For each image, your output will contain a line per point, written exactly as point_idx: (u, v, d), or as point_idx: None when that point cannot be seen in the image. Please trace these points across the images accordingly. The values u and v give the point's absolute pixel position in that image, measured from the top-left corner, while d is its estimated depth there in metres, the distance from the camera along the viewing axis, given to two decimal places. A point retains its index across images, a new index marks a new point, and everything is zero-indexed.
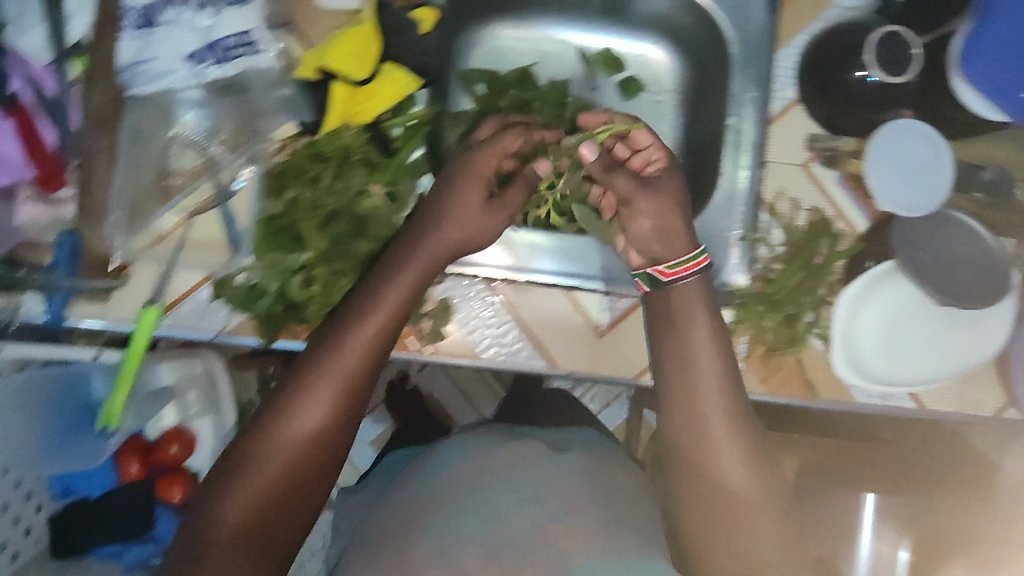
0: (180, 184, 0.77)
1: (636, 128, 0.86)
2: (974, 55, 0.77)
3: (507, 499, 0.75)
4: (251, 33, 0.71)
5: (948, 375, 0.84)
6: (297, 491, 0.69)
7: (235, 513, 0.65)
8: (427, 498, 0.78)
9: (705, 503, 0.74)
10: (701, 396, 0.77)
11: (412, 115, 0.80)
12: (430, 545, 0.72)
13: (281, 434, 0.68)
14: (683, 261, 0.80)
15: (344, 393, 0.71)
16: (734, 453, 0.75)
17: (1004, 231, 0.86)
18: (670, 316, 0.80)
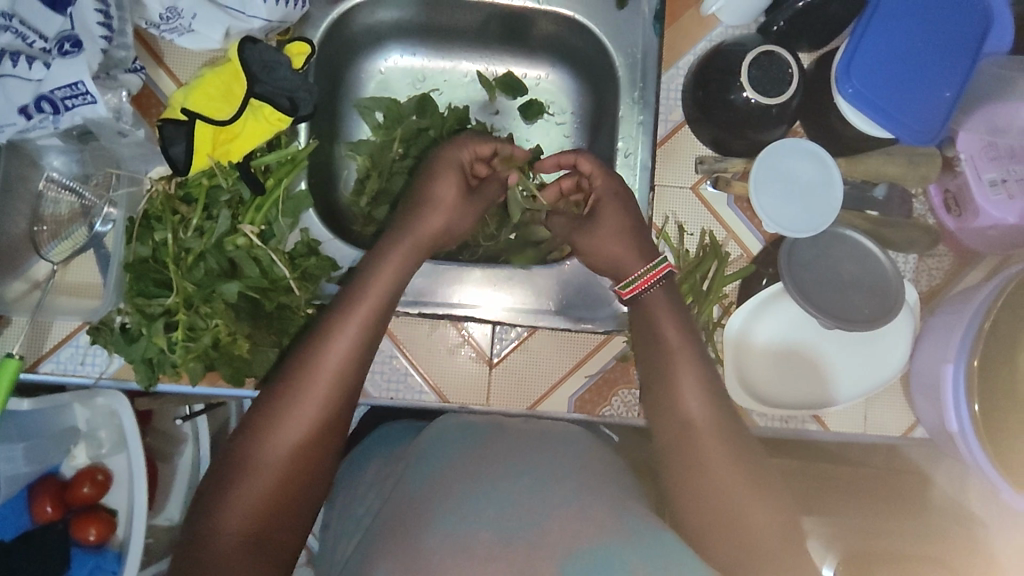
0: (54, 230, 0.78)
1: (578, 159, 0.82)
2: (851, 73, 0.77)
3: (520, 483, 0.60)
4: (81, 84, 0.63)
5: (846, 398, 0.83)
6: (296, 495, 0.63)
7: (235, 519, 0.60)
8: (420, 491, 0.63)
9: (707, 477, 0.65)
10: (683, 399, 0.70)
11: (286, 151, 0.80)
12: (439, 534, 0.56)
13: (271, 438, 0.63)
14: (643, 272, 0.77)
15: (341, 383, 0.67)
16: (723, 449, 0.66)
17: (897, 248, 0.84)
18: (646, 324, 0.76)
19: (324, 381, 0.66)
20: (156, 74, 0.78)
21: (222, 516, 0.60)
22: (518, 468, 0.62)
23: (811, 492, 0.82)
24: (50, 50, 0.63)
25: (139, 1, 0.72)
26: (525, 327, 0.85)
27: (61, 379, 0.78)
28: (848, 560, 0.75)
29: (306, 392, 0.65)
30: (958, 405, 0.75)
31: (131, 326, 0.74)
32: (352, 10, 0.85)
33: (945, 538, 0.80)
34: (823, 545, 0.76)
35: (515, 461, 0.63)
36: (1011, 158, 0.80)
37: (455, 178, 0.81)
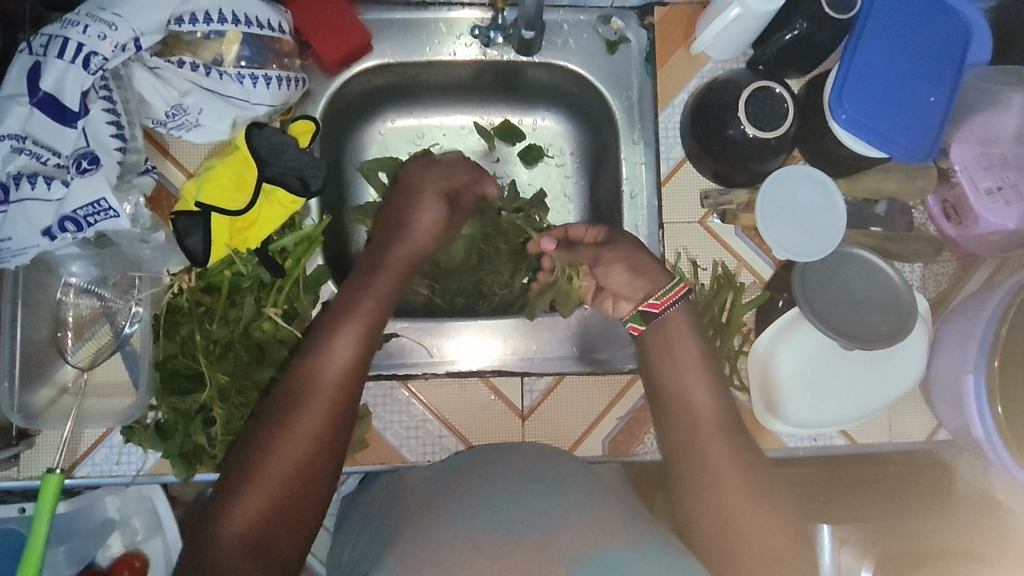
0: (80, 332, 0.78)
1: (570, 226, 0.85)
2: (844, 98, 0.79)
3: (531, 493, 0.62)
4: (103, 201, 0.64)
5: (869, 410, 0.85)
6: (304, 495, 0.60)
7: (241, 521, 0.57)
8: (436, 503, 0.65)
9: (702, 489, 0.66)
10: (694, 407, 0.73)
11: (302, 230, 0.79)
12: (451, 530, 0.59)
13: (278, 439, 0.60)
14: (666, 289, 0.79)
15: (344, 389, 0.64)
16: (729, 456, 0.68)
17: (903, 260, 0.87)
18: (669, 345, 0.77)
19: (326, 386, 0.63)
20: (166, 168, 0.79)
21: (224, 521, 0.56)
22: (528, 479, 0.65)
23: (837, 493, 0.85)
24: (66, 166, 0.66)
25: (145, 102, 0.73)
26: (552, 376, 0.86)
27: (98, 481, 0.79)
28: (883, 563, 0.79)
29: (309, 398, 0.63)
30: (982, 413, 0.78)
31: (165, 423, 0.74)
32: (351, 80, 0.86)
33: (961, 531, 0.82)
34: (857, 550, 0.81)
35: (524, 473, 0.66)
36: (1004, 165, 0.82)
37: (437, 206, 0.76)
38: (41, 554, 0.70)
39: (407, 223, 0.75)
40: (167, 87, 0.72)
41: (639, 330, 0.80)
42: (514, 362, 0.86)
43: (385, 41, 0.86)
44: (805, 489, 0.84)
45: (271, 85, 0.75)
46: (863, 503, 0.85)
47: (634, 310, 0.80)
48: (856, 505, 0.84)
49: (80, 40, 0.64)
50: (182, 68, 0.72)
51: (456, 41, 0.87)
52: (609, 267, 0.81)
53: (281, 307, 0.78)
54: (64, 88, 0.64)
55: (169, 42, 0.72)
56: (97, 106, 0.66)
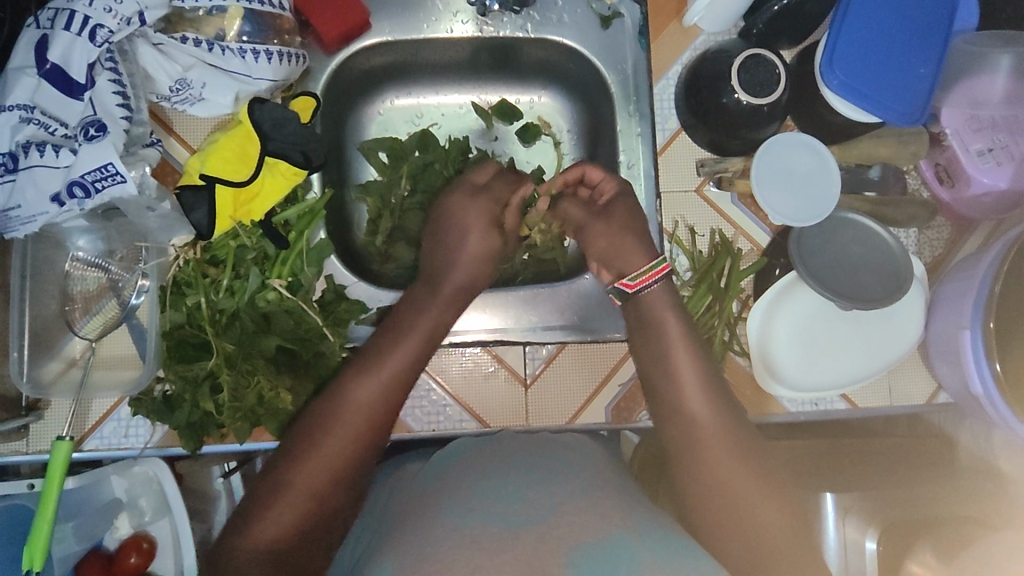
0: (88, 306, 0.80)
1: (587, 166, 0.85)
2: (835, 63, 0.81)
3: (526, 485, 0.64)
4: (110, 165, 0.66)
5: (867, 373, 0.86)
6: (328, 512, 0.64)
7: (267, 534, 0.62)
8: (437, 492, 0.67)
9: (692, 467, 0.68)
10: (681, 384, 0.74)
11: (304, 203, 0.81)
12: (449, 521, 0.60)
13: (309, 461, 0.65)
14: (642, 270, 0.81)
15: (372, 421, 0.69)
16: (728, 445, 0.69)
17: (899, 224, 0.88)
18: (646, 318, 0.79)
19: (354, 417, 0.68)
20: (170, 144, 0.80)
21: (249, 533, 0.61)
22: (526, 469, 0.68)
23: (837, 468, 0.86)
24: (74, 136, 0.67)
25: (150, 77, 0.74)
26: (553, 345, 0.87)
27: (105, 454, 0.79)
28: (887, 532, 0.77)
29: (336, 427, 0.67)
30: (979, 366, 0.79)
31: (173, 393, 0.75)
32: (351, 58, 0.88)
33: (963, 498, 0.83)
34: (863, 519, 0.79)
35: (521, 464, 0.68)
36: (994, 128, 0.84)
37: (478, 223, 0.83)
38: (51, 523, 0.71)
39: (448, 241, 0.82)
40: (171, 62, 0.74)
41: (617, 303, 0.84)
42: (516, 331, 0.87)
43: (384, 19, 0.88)
44: (806, 464, 0.86)
45: (272, 61, 0.76)
46: (866, 475, 0.84)
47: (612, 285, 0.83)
48: (857, 476, 0.84)
49: (86, 13, 0.65)
50: (185, 43, 0.73)
51: (452, 19, 0.89)
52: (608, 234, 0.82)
53: (289, 279, 0.80)
54: (70, 60, 0.66)
55: (172, 19, 0.73)
56: (103, 78, 0.68)
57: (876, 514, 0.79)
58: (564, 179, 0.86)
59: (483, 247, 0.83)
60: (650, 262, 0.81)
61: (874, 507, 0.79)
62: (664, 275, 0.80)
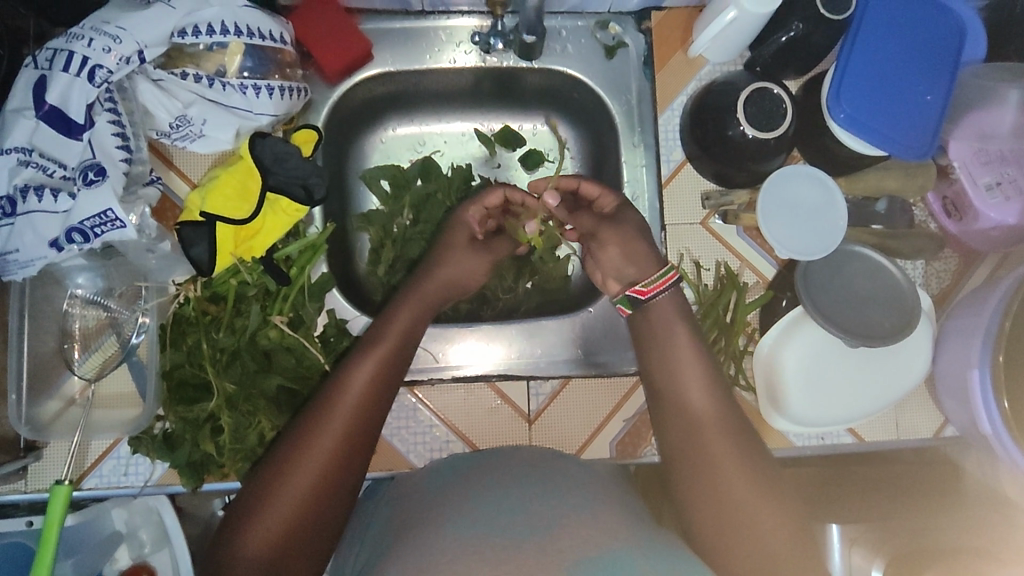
0: (88, 343, 0.79)
1: (584, 180, 0.83)
2: (842, 97, 0.80)
3: (528, 498, 0.64)
4: (109, 211, 0.65)
5: (874, 408, 0.85)
6: (318, 515, 0.62)
7: (256, 543, 0.59)
8: (438, 505, 0.67)
9: (694, 478, 0.67)
10: (687, 407, 0.72)
11: (307, 238, 0.80)
12: (449, 535, 0.61)
13: (297, 464, 0.62)
14: (655, 277, 0.78)
15: (361, 419, 0.66)
16: (738, 463, 0.67)
17: (905, 257, 0.88)
18: (655, 337, 0.77)
19: (345, 414, 0.65)
20: (170, 179, 0.79)
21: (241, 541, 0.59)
22: (528, 482, 0.68)
23: (846, 495, 0.84)
24: (72, 178, 0.66)
25: (150, 113, 0.73)
26: (557, 379, 0.86)
27: (105, 492, 0.79)
28: (895, 560, 0.76)
29: (328, 425, 0.65)
30: (988, 404, 0.78)
31: (172, 433, 0.74)
32: (353, 89, 0.88)
33: (966, 532, 0.80)
34: (868, 550, 0.78)
35: (523, 478, 0.68)
36: (1002, 161, 0.83)
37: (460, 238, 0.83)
38: (50, 566, 0.70)
39: (440, 255, 0.82)
40: (171, 98, 0.73)
41: (626, 313, 0.81)
42: (520, 366, 0.86)
43: (386, 50, 0.87)
44: (810, 490, 0.84)
45: (274, 95, 0.76)
46: (877, 506, 0.83)
47: (623, 293, 0.81)
48: (863, 506, 0.82)
49: (84, 53, 0.65)
50: (186, 79, 0.72)
51: (455, 49, 0.88)
52: (612, 268, 0.81)
53: (291, 315, 0.79)
54: (68, 101, 0.65)
55: (172, 55, 0.73)
56: (103, 118, 0.67)
57: (884, 545, 0.78)
58: (559, 183, 0.83)
59: (481, 269, 0.83)
60: (661, 270, 0.79)
61: (883, 539, 0.78)
62: (676, 283, 0.78)
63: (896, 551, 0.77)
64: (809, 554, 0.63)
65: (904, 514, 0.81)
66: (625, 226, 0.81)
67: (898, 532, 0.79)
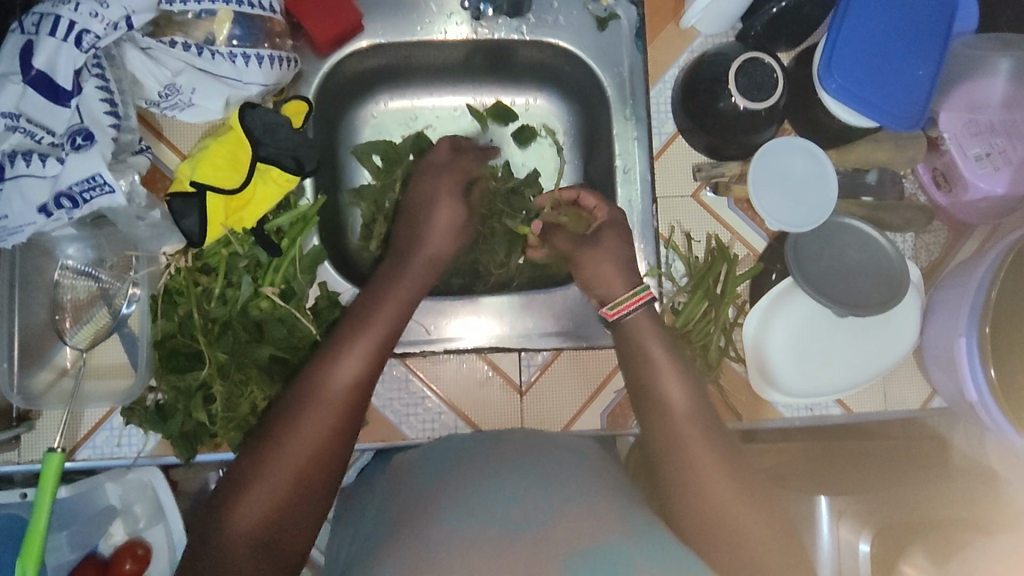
0: (80, 314, 0.78)
1: (581, 190, 0.88)
2: (833, 66, 0.80)
3: (522, 485, 0.65)
4: (98, 176, 0.65)
5: (863, 380, 0.86)
6: (312, 489, 0.64)
7: (249, 516, 0.61)
8: (428, 498, 0.67)
9: (679, 470, 0.68)
10: (668, 395, 0.74)
11: (297, 210, 0.80)
12: (445, 527, 0.61)
13: (289, 440, 0.64)
14: (622, 298, 0.80)
15: (353, 396, 0.68)
16: (711, 454, 0.69)
17: (895, 230, 0.88)
18: (630, 348, 0.79)
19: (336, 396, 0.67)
20: (160, 150, 0.79)
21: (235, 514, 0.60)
22: (523, 471, 0.68)
23: (837, 470, 0.84)
24: (61, 144, 0.66)
25: (138, 82, 0.73)
26: (548, 352, 0.86)
27: (98, 463, 0.78)
28: (881, 534, 0.76)
29: (319, 406, 0.66)
30: (974, 372, 0.78)
31: (165, 402, 0.74)
32: (344, 61, 0.87)
33: (952, 501, 0.81)
34: (856, 522, 0.77)
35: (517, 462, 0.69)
36: (992, 132, 0.83)
37: (445, 219, 0.83)
38: (43, 536, 0.70)
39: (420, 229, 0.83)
40: (159, 67, 0.72)
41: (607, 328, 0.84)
42: (511, 339, 0.86)
43: (377, 21, 0.86)
44: (799, 467, 0.84)
45: (263, 65, 0.75)
46: (865, 479, 0.82)
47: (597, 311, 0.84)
48: (851, 478, 0.82)
49: (71, 17, 0.64)
50: (174, 48, 0.72)
51: (446, 21, 0.88)
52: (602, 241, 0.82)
53: (280, 287, 0.79)
54: (56, 66, 0.64)
55: (160, 23, 0.72)
56: (90, 84, 0.67)
57: (870, 519, 0.77)
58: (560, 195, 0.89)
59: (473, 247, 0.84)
60: (631, 289, 0.81)
61: (867, 510, 0.78)
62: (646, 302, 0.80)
63: (878, 525, 0.76)
64: (790, 542, 0.65)
65: (896, 488, 0.81)
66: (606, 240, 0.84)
67: (885, 507, 0.78)
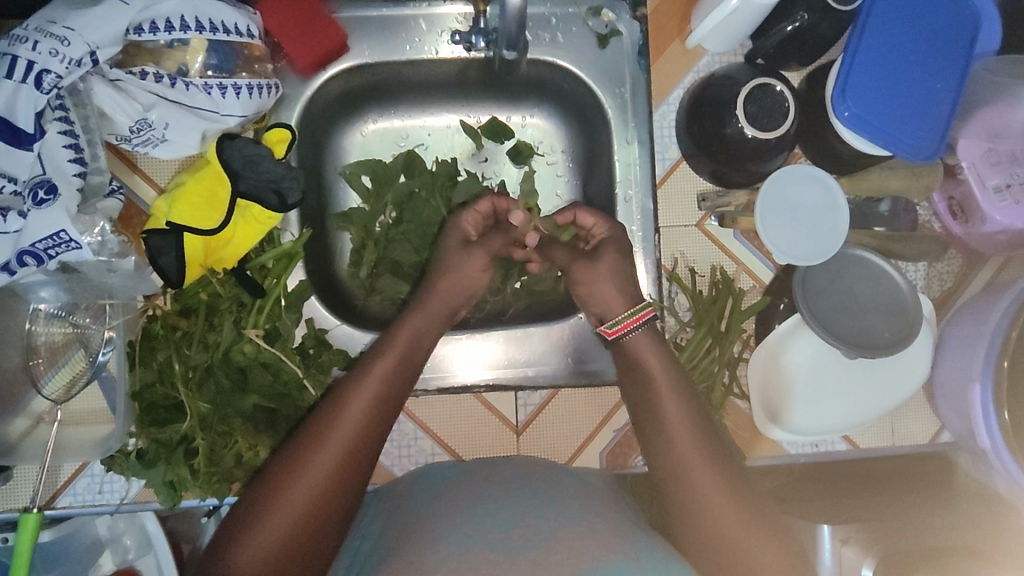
0: (53, 360, 0.74)
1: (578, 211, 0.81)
2: (847, 93, 0.76)
3: (523, 520, 0.63)
4: (62, 233, 0.62)
5: (870, 418, 0.83)
6: (316, 530, 0.62)
7: (251, 556, 0.59)
8: (422, 533, 0.65)
9: (679, 490, 0.67)
10: (671, 417, 0.70)
11: (282, 247, 0.77)
12: (442, 555, 0.60)
13: (296, 479, 0.62)
14: (621, 319, 0.77)
15: (363, 433, 0.66)
16: (717, 482, 0.66)
17: (907, 260, 0.84)
18: (626, 360, 0.76)
19: (348, 430, 0.65)
20: (134, 183, 0.75)
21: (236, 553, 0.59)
22: (524, 494, 0.68)
23: (838, 492, 0.80)
24: (22, 194, 0.62)
25: (107, 116, 0.68)
26: (546, 390, 0.83)
27: (79, 512, 0.76)
28: (887, 560, 0.70)
29: (329, 441, 0.64)
30: (988, 419, 0.76)
31: (146, 451, 0.71)
32: (328, 82, 0.82)
33: (955, 528, 0.76)
34: (861, 548, 0.72)
35: (515, 497, 0.67)
36: (1013, 161, 0.79)
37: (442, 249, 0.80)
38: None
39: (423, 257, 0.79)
40: (130, 101, 0.67)
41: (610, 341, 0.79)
42: (505, 376, 0.83)
43: (363, 40, 0.82)
44: (804, 493, 0.80)
45: (241, 95, 0.71)
46: (870, 502, 0.78)
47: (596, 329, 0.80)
48: (852, 502, 0.78)
49: (30, 57, 0.59)
50: (145, 79, 0.67)
51: (438, 38, 0.83)
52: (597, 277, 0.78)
53: (265, 327, 0.75)
54: (16, 110, 0.60)
55: (130, 51, 0.68)
56: (53, 128, 0.63)
57: (875, 541, 0.72)
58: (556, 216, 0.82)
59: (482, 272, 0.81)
60: (631, 309, 0.77)
61: (870, 532, 0.73)
62: (648, 322, 0.76)
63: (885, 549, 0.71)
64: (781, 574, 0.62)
65: (903, 513, 0.76)
66: (603, 261, 0.79)
67: (890, 528, 0.73)
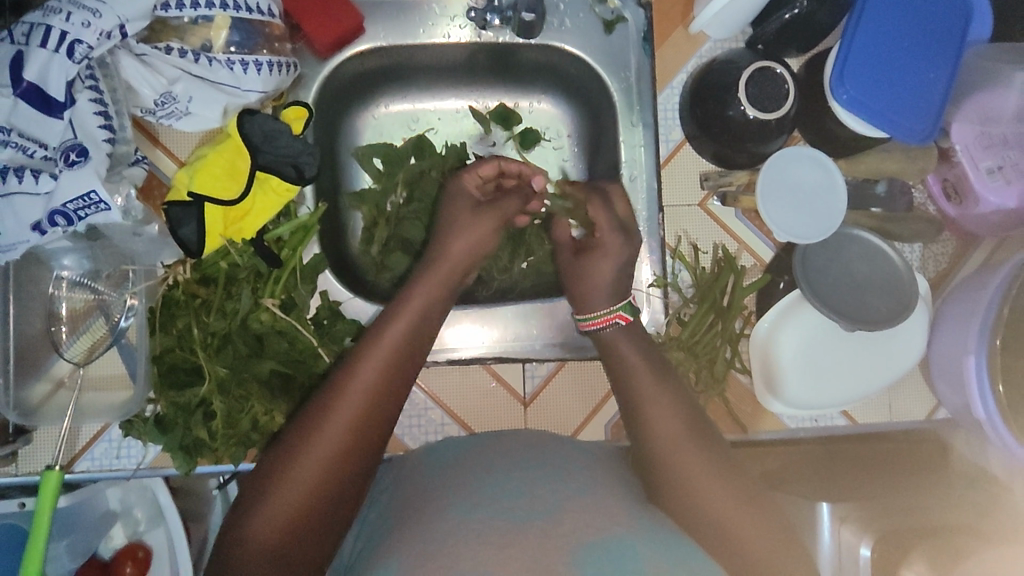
0: (75, 326, 0.77)
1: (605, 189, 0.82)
2: (846, 77, 0.78)
3: (530, 480, 0.65)
4: (93, 193, 0.64)
5: (867, 393, 0.86)
6: (333, 498, 0.58)
7: (264, 524, 0.56)
8: (433, 497, 0.66)
9: (674, 475, 0.65)
10: (654, 406, 0.70)
11: (298, 220, 0.79)
12: (452, 519, 0.60)
13: (309, 442, 0.59)
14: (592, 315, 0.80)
15: (378, 395, 0.62)
16: (708, 464, 0.65)
17: (903, 240, 0.87)
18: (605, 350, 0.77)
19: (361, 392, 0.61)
20: (155, 157, 0.77)
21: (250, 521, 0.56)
22: (530, 460, 0.69)
23: (833, 475, 0.82)
24: (54, 158, 0.64)
25: (133, 90, 0.71)
26: (553, 362, 0.86)
27: (97, 476, 0.77)
28: (883, 541, 0.72)
29: (344, 403, 0.61)
30: (984, 395, 0.78)
31: (164, 415, 0.73)
32: (343, 64, 0.85)
33: (955, 507, 0.76)
34: (858, 527, 0.74)
35: (520, 460, 0.68)
36: (1004, 144, 0.82)
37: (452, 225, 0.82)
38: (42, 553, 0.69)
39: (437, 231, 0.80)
40: (155, 75, 0.70)
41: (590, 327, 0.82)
42: (518, 351, 0.85)
43: (378, 23, 0.84)
44: (801, 473, 0.82)
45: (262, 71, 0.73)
46: (863, 487, 0.79)
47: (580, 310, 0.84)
48: (847, 485, 0.79)
49: (63, 28, 0.62)
50: (169, 54, 0.70)
51: (449, 23, 0.86)
52: (603, 253, 0.81)
53: (281, 297, 0.77)
54: (47, 77, 0.62)
55: (156, 28, 0.70)
56: (83, 95, 0.65)
57: (870, 522, 0.74)
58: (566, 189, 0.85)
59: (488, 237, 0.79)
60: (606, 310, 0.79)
61: (864, 514, 0.75)
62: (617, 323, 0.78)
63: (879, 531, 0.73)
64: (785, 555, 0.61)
65: (897, 495, 0.78)
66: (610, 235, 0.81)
67: (883, 511, 0.75)
